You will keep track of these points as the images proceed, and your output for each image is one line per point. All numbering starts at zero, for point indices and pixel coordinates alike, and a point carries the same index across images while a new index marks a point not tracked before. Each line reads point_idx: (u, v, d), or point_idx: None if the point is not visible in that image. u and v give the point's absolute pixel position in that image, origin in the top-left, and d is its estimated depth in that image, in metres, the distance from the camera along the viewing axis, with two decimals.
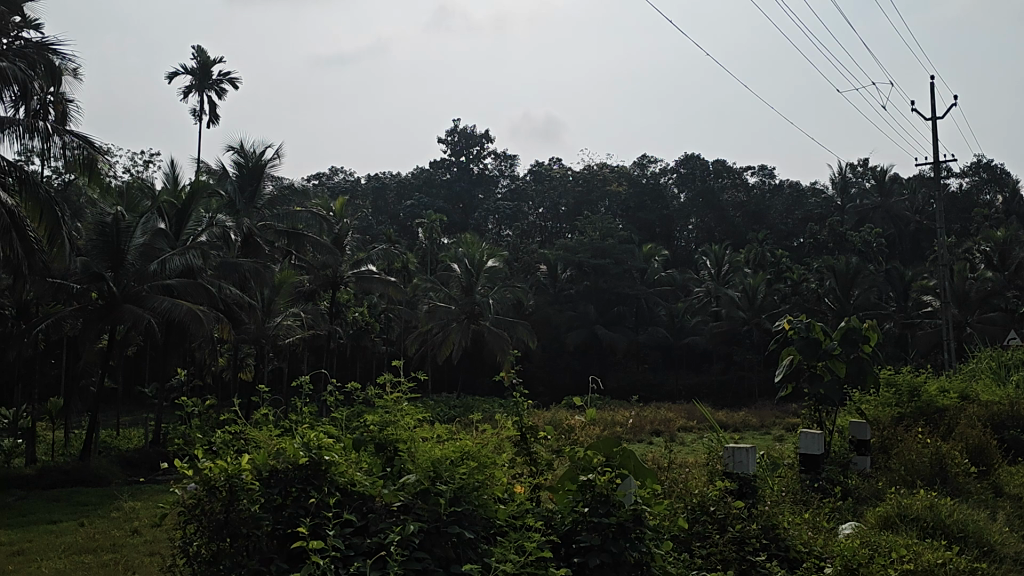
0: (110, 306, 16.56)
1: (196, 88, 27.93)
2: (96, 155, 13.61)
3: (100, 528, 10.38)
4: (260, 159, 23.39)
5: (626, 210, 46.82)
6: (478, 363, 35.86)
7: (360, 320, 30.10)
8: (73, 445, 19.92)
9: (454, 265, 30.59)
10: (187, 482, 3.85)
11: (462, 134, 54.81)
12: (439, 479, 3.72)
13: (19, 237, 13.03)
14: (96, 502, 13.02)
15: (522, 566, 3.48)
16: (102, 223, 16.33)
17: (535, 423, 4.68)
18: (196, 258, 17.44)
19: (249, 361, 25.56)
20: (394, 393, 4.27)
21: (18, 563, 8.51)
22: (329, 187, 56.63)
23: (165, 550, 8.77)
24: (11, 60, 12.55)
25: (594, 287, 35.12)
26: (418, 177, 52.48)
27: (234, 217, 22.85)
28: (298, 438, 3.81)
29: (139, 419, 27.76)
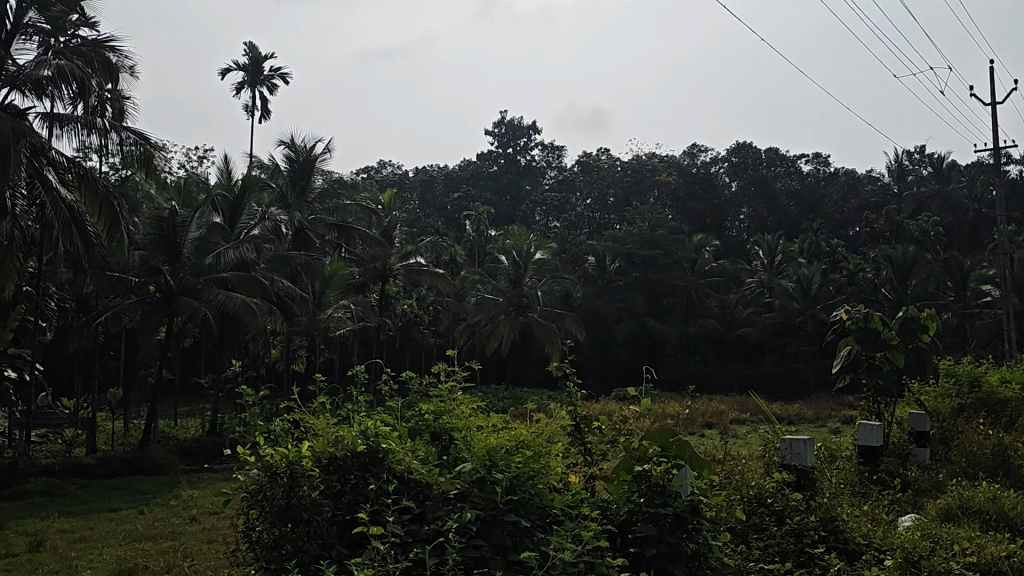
0: (167, 299, 16.89)
1: (248, 84, 28.30)
2: (153, 153, 13.87)
3: (161, 516, 10.61)
4: (311, 153, 23.60)
5: (677, 200, 46.35)
6: (528, 355, 35.92)
7: (410, 312, 30.29)
8: (133, 435, 20.37)
9: (503, 257, 30.61)
10: (249, 469, 3.94)
11: (510, 126, 54.88)
12: (494, 467, 3.75)
13: (79, 231, 13.35)
14: (155, 491, 13.30)
15: (578, 556, 3.48)
16: (159, 217, 16.84)
17: (588, 413, 4.66)
18: (250, 251, 17.68)
19: (301, 353, 25.91)
20: (450, 383, 4.29)
21: (80, 550, 8.73)
22: (378, 181, 57.11)
23: (224, 538, 8.93)
24: (69, 58, 12.81)
25: (643, 278, 34.94)
26: (465, 169, 52.67)
27: (286, 211, 23.10)
28: (356, 426, 3.88)
29: (195, 409, 28.28)
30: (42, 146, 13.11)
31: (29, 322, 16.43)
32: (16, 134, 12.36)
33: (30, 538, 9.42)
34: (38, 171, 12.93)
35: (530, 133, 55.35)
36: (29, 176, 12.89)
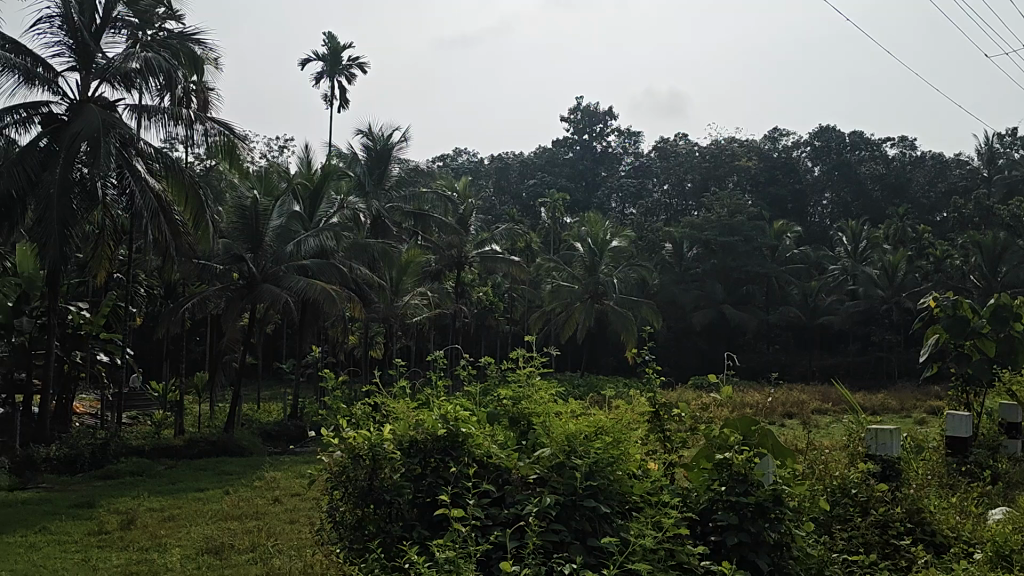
0: (251, 286, 17.34)
1: (327, 73, 28.73)
2: (236, 142, 14.17)
3: (245, 496, 10.92)
4: (388, 142, 23.85)
5: (757, 186, 45.46)
6: (604, 343, 35.80)
7: (486, 300, 30.42)
8: (218, 417, 20.91)
9: (579, 244, 30.50)
10: (331, 451, 4.04)
11: (586, 112, 54.93)
12: (574, 453, 3.76)
13: (167, 219, 13.78)
14: (240, 472, 13.65)
15: (659, 543, 3.47)
16: (242, 206, 17.21)
17: (667, 400, 4.62)
18: (330, 238, 17.98)
19: (379, 340, 26.26)
20: (527, 368, 4.31)
21: (170, 529, 9.03)
22: (454, 168, 57.59)
23: (306, 518, 9.15)
24: (156, 51, 13.18)
25: (722, 265, 34.42)
26: (541, 157, 52.97)
27: (364, 198, 23.42)
28: (436, 410, 3.94)
29: (277, 393, 28.94)
30: (131, 137, 13.51)
31: (120, 308, 16.99)
32: (107, 125, 12.76)
33: (122, 515, 9.77)
34: (127, 160, 13.33)
35: (606, 119, 55.25)
36: (119, 166, 13.29)
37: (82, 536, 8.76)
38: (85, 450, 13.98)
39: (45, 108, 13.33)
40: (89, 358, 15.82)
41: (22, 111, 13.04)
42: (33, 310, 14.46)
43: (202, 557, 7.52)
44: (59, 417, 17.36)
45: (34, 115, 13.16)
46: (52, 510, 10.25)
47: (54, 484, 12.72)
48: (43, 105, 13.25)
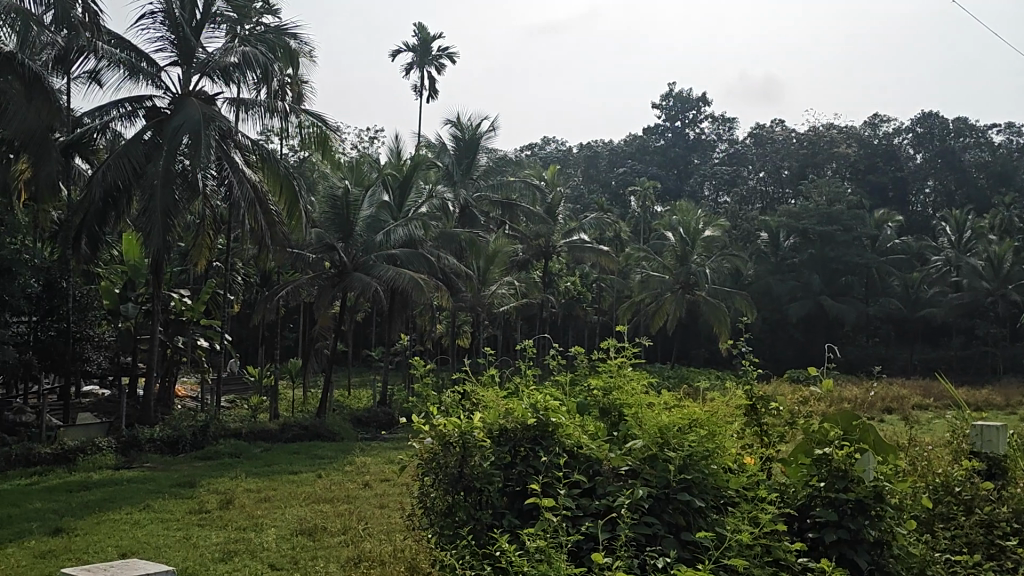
0: (342, 274, 17.65)
1: (417, 64, 29.00)
2: (329, 134, 14.39)
3: (337, 480, 11.13)
4: (477, 131, 23.97)
5: (856, 174, 43.96)
6: (694, 334, 35.37)
7: (574, 289, 30.33)
8: (311, 403, 21.38)
9: (670, 233, 30.15)
10: (422, 437, 4.07)
11: (678, 99, 54.83)
12: (667, 445, 3.70)
13: (263, 209, 14.10)
14: (332, 456, 13.93)
15: (754, 539, 3.40)
16: (334, 197, 17.51)
17: (763, 392, 4.51)
18: (418, 228, 18.18)
19: (467, 328, 26.47)
20: (619, 358, 4.26)
21: (266, 509, 9.26)
22: (543, 157, 57.73)
23: (395, 503, 9.28)
24: (254, 45, 13.49)
25: (818, 255, 33.57)
26: (631, 145, 53.15)
27: (453, 188, 23.60)
28: (525, 399, 3.93)
29: (368, 378, 29.50)
30: (230, 130, 13.86)
31: (218, 296, 17.49)
32: (207, 118, 13.12)
33: (220, 495, 10.08)
34: (225, 152, 13.69)
35: (699, 106, 54.64)
36: (218, 158, 13.66)
37: (183, 514, 9.06)
38: (186, 433, 14.44)
39: (148, 101, 13.76)
40: (190, 344, 16.34)
41: (127, 104, 13.50)
42: (138, 296, 15.04)
43: (297, 538, 7.68)
44: (162, 399, 17.99)
45: (139, 109, 13.61)
46: (156, 489, 10.63)
47: (157, 464, 13.20)
48: (147, 98, 13.70)
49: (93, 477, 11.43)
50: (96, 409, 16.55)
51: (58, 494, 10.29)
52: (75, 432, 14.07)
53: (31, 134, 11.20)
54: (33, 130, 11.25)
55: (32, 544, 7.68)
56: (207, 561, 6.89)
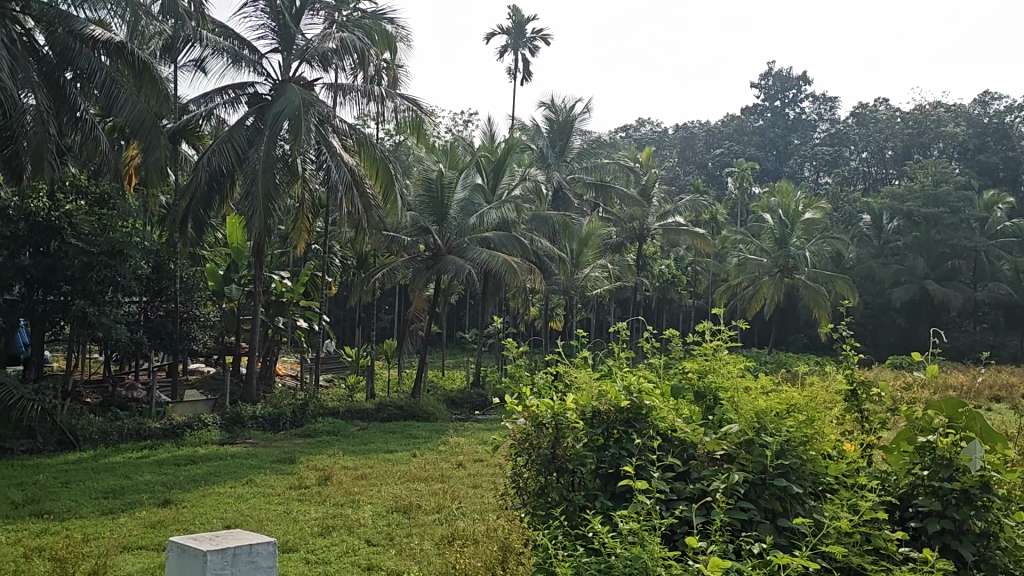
0: (436, 257, 17.88)
1: (511, 47, 29.02)
2: (424, 118, 14.52)
3: (431, 459, 11.31)
4: (570, 113, 23.89)
5: (965, 153, 41.33)
6: (792, 319, 34.69)
7: (669, 273, 30.01)
8: (406, 384, 21.71)
9: (768, 216, 29.59)
10: (515, 417, 4.10)
11: (778, 77, 53.74)
12: (764, 430, 3.66)
13: (360, 192, 14.37)
14: (427, 436, 14.13)
15: (853, 528, 3.33)
16: (428, 180, 17.72)
17: (866, 377, 4.39)
18: (512, 211, 18.25)
19: (560, 311, 26.52)
20: (715, 341, 4.20)
21: (362, 486, 9.50)
22: (638, 138, 57.37)
23: (488, 483, 9.40)
24: (351, 31, 13.71)
25: (924, 238, 32.36)
26: (728, 125, 52.46)
27: (547, 171, 23.59)
28: (619, 381, 3.92)
29: (462, 359, 29.92)
30: (328, 115, 14.15)
31: (317, 278, 17.93)
32: (305, 103, 13.40)
33: (319, 472, 10.34)
34: (324, 137, 13.99)
35: (800, 84, 53.36)
36: (317, 143, 13.98)
37: (283, 490, 9.33)
38: (287, 411, 14.88)
39: (251, 88, 14.15)
40: (289, 325, 16.82)
41: (230, 92, 13.91)
42: (241, 278, 15.63)
43: (393, 515, 7.85)
44: (263, 378, 18.54)
45: (241, 96, 14.01)
46: (258, 464, 10.99)
47: (259, 440, 13.62)
48: (249, 86, 14.09)
49: (199, 452, 11.87)
50: (202, 386, 17.21)
51: (166, 467, 10.75)
52: (182, 408, 14.62)
53: (141, 121, 11.61)
54: (142, 118, 11.65)
55: (142, 514, 8.01)
56: (306, 535, 7.09)
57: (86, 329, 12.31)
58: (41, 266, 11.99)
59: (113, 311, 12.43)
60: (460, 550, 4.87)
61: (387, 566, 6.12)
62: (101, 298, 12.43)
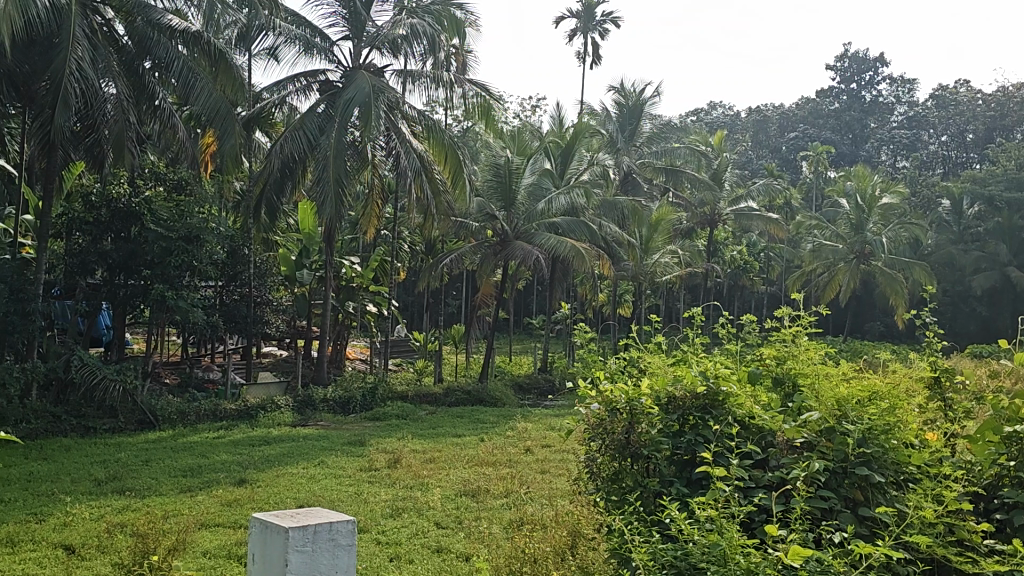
0: (504, 243, 17.89)
1: (581, 30, 28.85)
2: (492, 103, 14.51)
3: (499, 444, 11.37)
4: (641, 97, 23.60)
5: None
6: (867, 307, 33.96)
7: (740, 259, 29.60)
8: (474, 369, 21.84)
9: (843, 201, 28.95)
10: (589, 402, 4.09)
11: (855, 59, 52.54)
12: (845, 418, 3.58)
13: (428, 178, 14.46)
14: (494, 421, 14.19)
15: (937, 518, 3.26)
16: (496, 166, 17.85)
17: (950, 365, 4.27)
18: (580, 196, 18.19)
19: (628, 297, 26.41)
20: (794, 326, 4.12)
21: (431, 469, 9.60)
22: (709, 123, 56.70)
23: (556, 469, 9.41)
24: (421, 17, 13.79)
25: (1007, 223, 31.34)
26: (802, 109, 51.54)
27: (616, 156, 23.43)
28: (695, 366, 3.87)
29: (530, 344, 30.01)
30: (398, 101, 14.26)
31: (386, 264, 18.12)
32: (375, 90, 13.51)
33: (389, 455, 10.48)
34: (394, 124, 14.11)
35: (876, 66, 52.08)
36: (387, 129, 14.12)
37: (354, 472, 9.47)
38: (357, 394, 15.09)
39: (323, 76, 14.33)
40: (360, 309, 17.05)
41: (302, 80, 14.11)
42: (312, 264, 15.87)
43: (461, 498, 7.91)
44: (334, 362, 18.83)
45: (313, 83, 14.20)
46: (330, 446, 11.18)
47: (330, 423, 13.85)
48: (320, 73, 14.27)
49: (272, 434, 12.11)
50: (275, 368, 17.56)
51: (239, 447, 10.99)
52: (256, 390, 14.94)
53: (216, 110, 11.83)
54: (218, 106, 11.87)
55: (220, 492, 8.22)
56: (377, 517, 7.19)
57: (166, 313, 12.64)
58: (122, 251, 12.37)
59: (190, 295, 12.73)
60: (528, 534, 4.88)
61: (456, 549, 6.18)
62: (178, 282, 12.72)
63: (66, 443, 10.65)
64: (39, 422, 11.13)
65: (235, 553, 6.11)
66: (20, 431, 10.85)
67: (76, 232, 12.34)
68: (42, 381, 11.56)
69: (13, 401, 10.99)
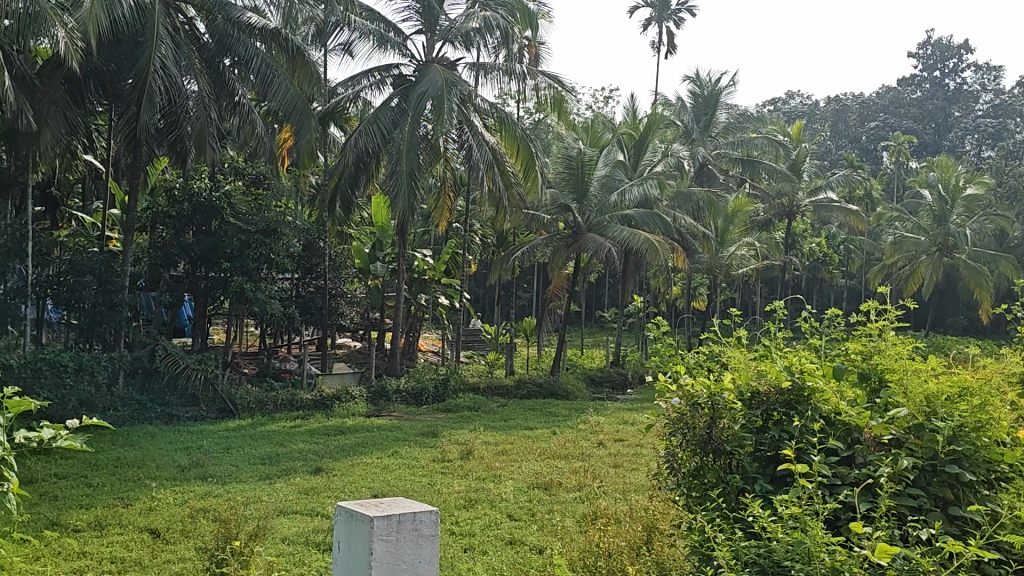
0: (576, 235, 17.77)
1: (656, 20, 28.57)
2: (565, 94, 14.47)
3: (571, 437, 11.37)
4: (716, 86, 23.10)
5: None
6: (951, 301, 33.04)
7: (819, 252, 29.02)
8: (545, 361, 21.88)
9: (926, 192, 28.14)
10: (669, 396, 4.07)
11: (938, 46, 51.00)
12: (935, 415, 3.49)
13: (501, 171, 14.49)
14: (566, 415, 14.18)
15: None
16: (569, 157, 17.76)
17: None
18: (654, 187, 18.06)
19: (703, 290, 26.13)
20: (881, 320, 4.03)
21: (503, 461, 9.62)
22: (787, 113, 55.67)
23: (629, 463, 9.35)
24: (494, 10, 13.83)
25: None
26: (883, 97, 50.22)
27: (691, 147, 23.19)
28: (779, 361, 3.80)
29: (602, 336, 29.93)
30: (471, 94, 14.31)
31: (458, 256, 18.24)
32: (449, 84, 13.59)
33: (461, 446, 10.55)
34: (466, 117, 14.16)
35: (961, 53, 50.44)
36: (459, 123, 14.18)
37: (428, 463, 9.56)
38: (430, 386, 15.24)
39: (396, 70, 14.47)
40: (432, 301, 17.20)
41: (376, 74, 14.26)
42: (385, 256, 16.03)
43: (533, 491, 7.94)
44: (408, 353, 19.04)
45: (386, 77, 14.34)
46: (403, 437, 11.32)
47: (403, 413, 14.00)
48: (394, 68, 14.41)
49: (347, 424, 12.30)
50: (349, 359, 17.84)
51: (315, 436, 11.19)
52: (332, 380, 15.18)
53: (294, 105, 12.03)
54: (295, 102, 12.06)
55: (297, 480, 8.37)
56: (451, 508, 7.25)
57: (245, 304, 12.92)
58: (203, 243, 12.67)
59: (268, 287, 12.97)
60: (601, 527, 4.84)
61: (529, 542, 6.20)
62: (256, 274, 12.99)
63: (150, 430, 10.97)
64: (125, 409, 11.49)
65: (314, 540, 6.23)
66: (108, 418, 11.21)
67: (160, 226, 12.71)
68: (129, 370, 11.94)
69: (101, 389, 11.37)
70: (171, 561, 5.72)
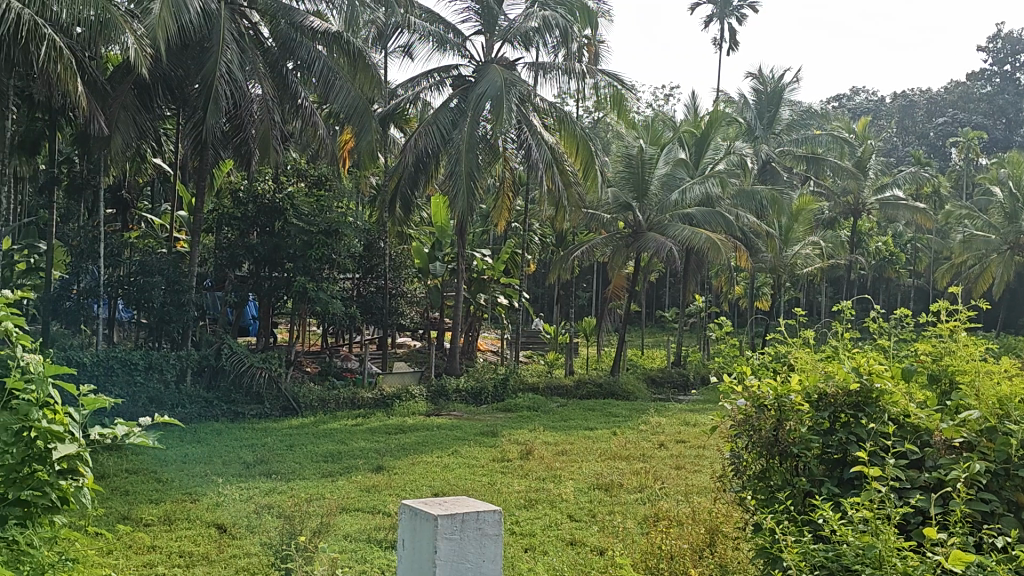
0: (636, 234, 17.66)
1: (717, 16, 28.30)
2: (625, 93, 14.40)
3: (632, 438, 11.32)
4: (779, 83, 22.88)
5: None
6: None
7: (886, 251, 28.43)
8: (605, 361, 21.80)
9: (997, 188, 27.39)
10: (734, 397, 4.03)
11: (1009, 39, 49.57)
12: (1007, 418, 3.39)
13: (560, 170, 14.47)
14: (626, 415, 14.12)
15: None
16: (629, 155, 17.63)
17: None
18: (715, 186, 17.91)
19: (765, 290, 25.80)
20: (952, 320, 3.94)
21: (563, 462, 9.60)
22: (851, 110, 54.64)
23: (691, 465, 9.27)
24: (553, 9, 13.82)
25: None
26: (952, 92, 48.99)
27: (753, 144, 22.90)
28: (846, 362, 3.73)
29: (662, 336, 29.72)
30: (530, 93, 14.30)
31: (518, 255, 18.26)
32: (508, 84, 13.61)
33: (521, 446, 10.56)
34: (525, 116, 14.16)
35: None
36: (519, 122, 14.19)
37: (488, 462, 9.61)
38: (489, 385, 15.30)
39: (456, 71, 14.55)
40: (492, 300, 17.26)
41: (436, 75, 14.35)
42: (445, 256, 16.13)
43: (594, 492, 7.93)
44: (467, 352, 19.13)
45: (446, 78, 14.42)
46: (463, 436, 11.38)
47: (462, 413, 14.08)
48: (453, 69, 14.50)
49: (407, 423, 12.41)
50: (410, 358, 17.99)
51: (377, 435, 11.32)
52: (392, 379, 15.33)
53: (355, 107, 12.15)
54: (356, 104, 12.20)
55: (359, 478, 8.48)
56: (512, 507, 7.28)
57: (308, 303, 13.11)
58: (267, 244, 12.89)
59: (330, 287, 13.15)
60: (665, 529, 4.81)
61: (590, 542, 6.20)
62: (319, 274, 13.19)
63: (217, 427, 11.21)
64: (193, 407, 11.75)
65: (376, 538, 6.30)
66: (177, 415, 11.48)
67: (226, 227, 12.97)
68: (196, 368, 12.21)
69: (169, 387, 11.65)
70: (239, 555, 5.85)
